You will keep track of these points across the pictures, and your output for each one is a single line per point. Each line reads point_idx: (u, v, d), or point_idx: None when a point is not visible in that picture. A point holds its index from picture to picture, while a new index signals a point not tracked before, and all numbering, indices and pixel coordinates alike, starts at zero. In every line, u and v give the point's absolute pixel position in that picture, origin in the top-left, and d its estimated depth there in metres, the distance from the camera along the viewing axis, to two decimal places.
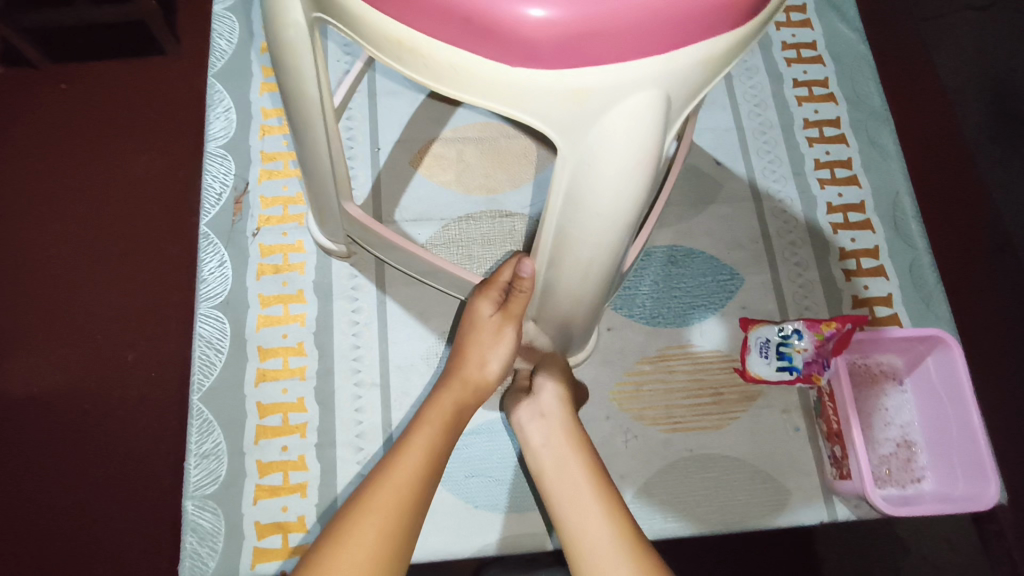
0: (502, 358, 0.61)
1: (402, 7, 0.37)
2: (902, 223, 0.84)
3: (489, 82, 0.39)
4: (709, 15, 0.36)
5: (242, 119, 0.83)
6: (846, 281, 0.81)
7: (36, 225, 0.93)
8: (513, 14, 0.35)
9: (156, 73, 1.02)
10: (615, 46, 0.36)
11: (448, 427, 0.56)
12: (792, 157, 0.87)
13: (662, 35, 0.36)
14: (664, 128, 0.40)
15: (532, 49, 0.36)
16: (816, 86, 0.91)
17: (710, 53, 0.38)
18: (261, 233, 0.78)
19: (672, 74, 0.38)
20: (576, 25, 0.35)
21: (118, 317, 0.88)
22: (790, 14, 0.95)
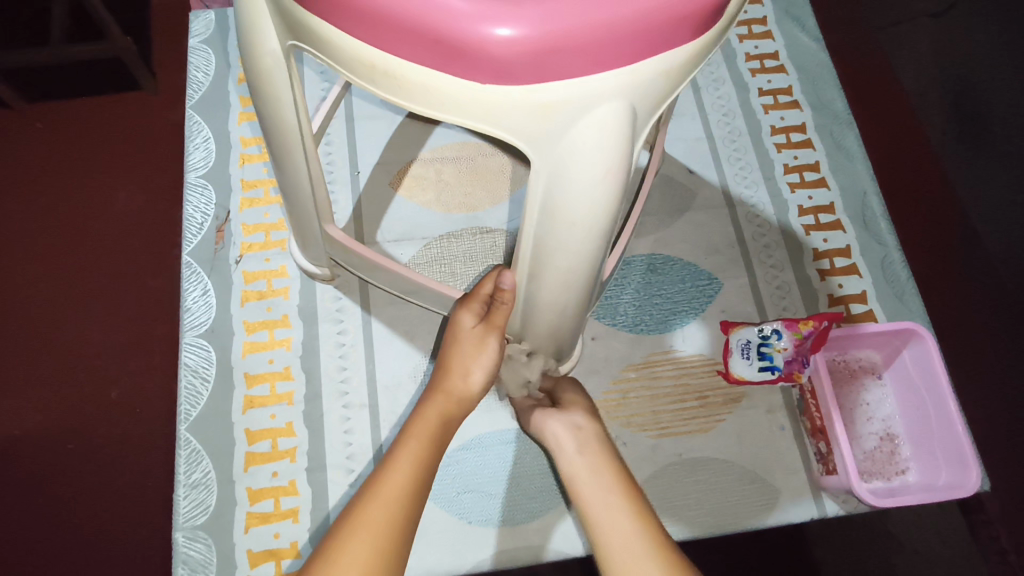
0: (485, 369, 0.61)
1: (375, 32, 0.39)
2: (872, 223, 0.87)
3: (462, 99, 0.40)
4: (666, 29, 0.38)
5: (222, 149, 0.83)
6: (821, 281, 0.83)
7: (15, 264, 0.93)
8: (479, 34, 0.37)
9: (134, 109, 1.03)
10: (579, 61, 0.38)
11: (435, 439, 0.56)
12: (762, 163, 0.89)
13: (623, 48, 0.38)
14: (631, 139, 0.42)
15: (501, 67, 0.38)
16: (780, 94, 0.94)
17: (671, 64, 0.40)
18: (244, 260, 0.78)
19: (634, 86, 0.40)
20: (539, 42, 0.37)
21: (102, 355, 0.87)
22: (752, 27, 0.98)
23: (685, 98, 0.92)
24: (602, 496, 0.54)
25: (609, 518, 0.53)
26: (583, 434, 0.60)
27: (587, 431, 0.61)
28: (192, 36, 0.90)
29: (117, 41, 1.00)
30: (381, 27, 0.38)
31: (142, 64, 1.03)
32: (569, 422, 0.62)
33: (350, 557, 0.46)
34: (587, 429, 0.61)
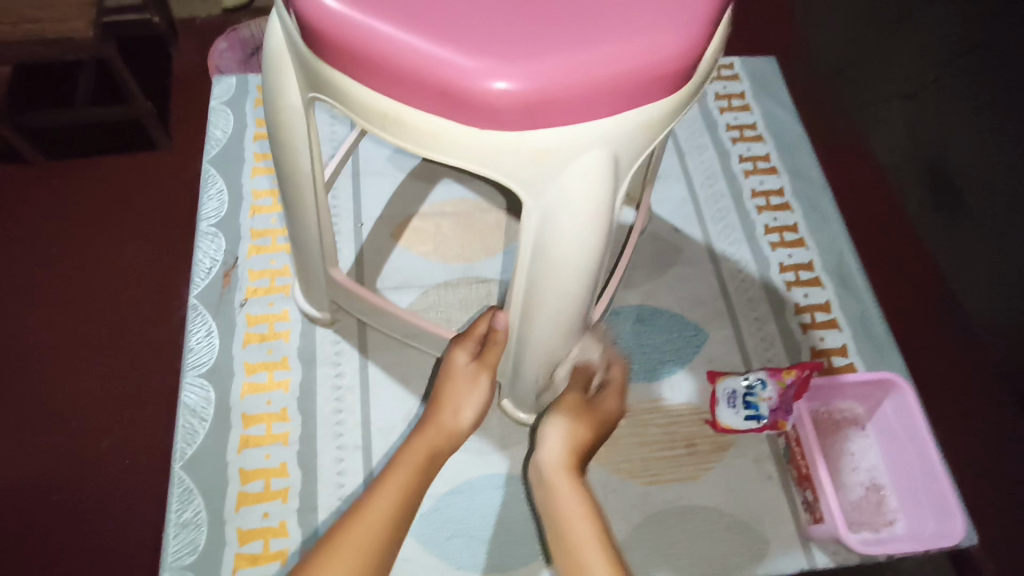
0: (475, 406, 0.64)
1: (388, 83, 0.43)
2: (849, 280, 0.91)
3: (463, 145, 0.45)
4: (646, 86, 0.43)
5: (234, 200, 0.88)
6: (803, 333, 0.86)
7: (26, 309, 0.96)
8: (481, 88, 0.41)
9: (151, 166, 1.09)
10: (569, 111, 0.43)
11: (422, 470, 0.59)
12: (744, 223, 0.95)
13: (608, 100, 0.43)
14: (614, 185, 0.47)
15: (500, 115, 0.42)
16: (759, 161, 1.01)
17: (650, 116, 0.45)
18: (249, 304, 0.81)
19: (617, 136, 0.45)
20: (534, 94, 0.41)
21: (101, 402, 0.89)
22: (731, 100, 1.06)
23: (671, 163, 0.99)
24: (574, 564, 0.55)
25: None
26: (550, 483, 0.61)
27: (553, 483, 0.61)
28: (214, 98, 0.97)
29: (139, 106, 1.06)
30: (393, 80, 0.43)
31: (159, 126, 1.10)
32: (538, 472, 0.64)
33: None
34: (552, 478, 0.61)
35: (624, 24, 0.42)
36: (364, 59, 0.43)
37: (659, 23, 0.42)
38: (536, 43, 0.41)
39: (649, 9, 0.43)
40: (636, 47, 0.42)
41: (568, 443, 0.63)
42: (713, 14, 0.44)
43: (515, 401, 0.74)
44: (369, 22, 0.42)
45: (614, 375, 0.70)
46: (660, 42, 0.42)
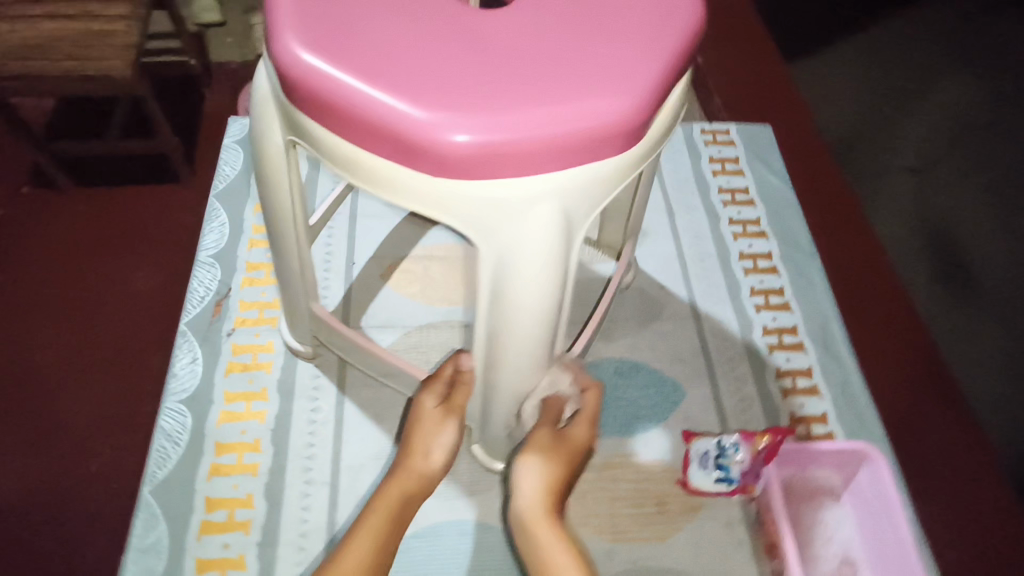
0: (444, 448, 0.65)
1: (356, 131, 0.46)
2: (833, 347, 0.91)
3: (423, 194, 0.47)
4: (597, 144, 0.46)
5: (234, 233, 0.92)
6: (783, 398, 0.86)
7: (30, 327, 0.99)
8: (438, 139, 0.43)
9: (167, 198, 1.14)
10: (522, 164, 0.45)
11: (393, 524, 0.61)
12: (729, 284, 0.96)
13: (560, 155, 0.45)
14: (567, 237, 0.49)
15: (457, 166, 0.45)
16: (749, 224, 1.02)
17: (601, 172, 0.48)
18: (236, 333, 0.84)
19: (568, 190, 0.47)
20: (489, 147, 0.44)
21: (88, 424, 0.91)
22: (724, 164, 1.09)
23: (661, 222, 1.01)
24: None
25: None
26: (527, 532, 0.60)
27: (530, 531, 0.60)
28: (229, 137, 1.02)
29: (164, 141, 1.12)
30: (359, 129, 0.46)
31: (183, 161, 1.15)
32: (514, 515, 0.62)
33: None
34: (529, 527, 0.60)
35: (577, 85, 0.45)
36: (333, 109, 0.45)
37: (611, 85, 0.45)
38: (494, 100, 0.44)
39: (602, 72, 0.46)
40: (587, 107, 0.44)
41: (544, 484, 0.61)
42: (664, 79, 0.47)
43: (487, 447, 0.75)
44: (339, 76, 0.44)
45: (590, 404, 0.67)
46: (611, 102, 0.45)
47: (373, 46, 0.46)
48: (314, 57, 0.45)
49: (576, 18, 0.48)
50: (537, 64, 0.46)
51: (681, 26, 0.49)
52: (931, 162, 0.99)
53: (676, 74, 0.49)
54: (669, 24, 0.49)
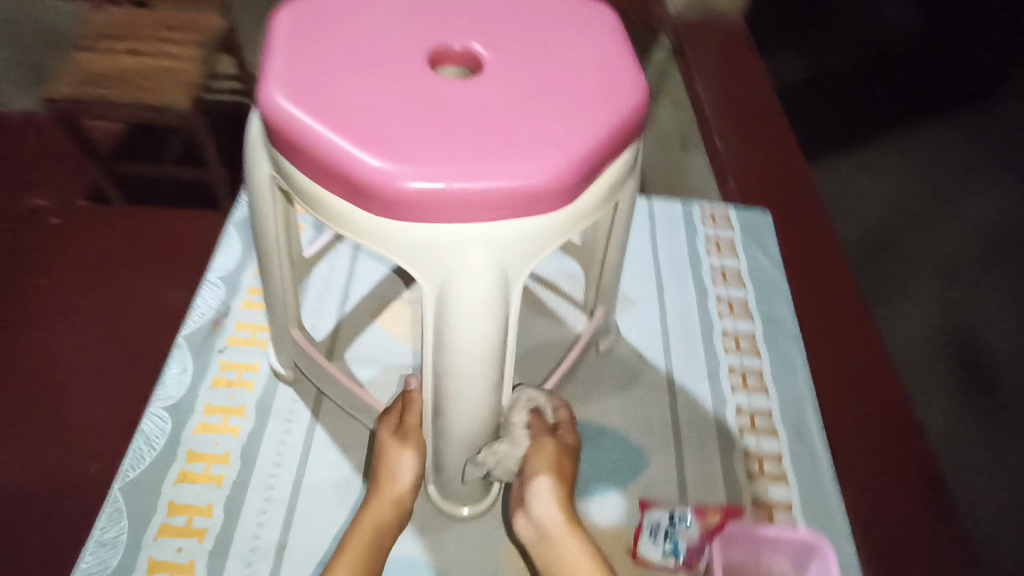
0: (409, 469, 0.69)
1: (320, 172, 0.52)
2: (806, 437, 0.90)
3: (374, 230, 0.52)
4: (532, 200, 0.51)
5: (244, 258, 0.99)
6: (748, 481, 0.85)
7: None
8: (387, 182, 0.49)
9: None
10: (462, 212, 0.50)
11: (370, 554, 0.66)
12: (709, 360, 0.97)
13: (496, 206, 0.50)
14: (502, 283, 0.53)
15: (402, 207, 0.50)
16: (736, 304, 1.04)
17: (538, 226, 0.53)
18: (227, 350, 0.89)
19: (504, 238, 0.52)
20: (432, 194, 0.49)
21: None
22: (719, 245, 1.13)
23: (649, 294, 1.04)
24: None
25: None
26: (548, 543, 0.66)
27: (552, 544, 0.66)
28: None
29: None
30: (323, 171, 0.52)
31: None
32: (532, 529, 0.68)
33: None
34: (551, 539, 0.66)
35: (516, 148, 0.51)
36: (303, 150, 0.51)
37: (546, 151, 0.51)
38: (441, 153, 0.50)
39: (540, 140, 0.52)
40: (524, 166, 0.50)
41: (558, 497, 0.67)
42: (597, 150, 0.53)
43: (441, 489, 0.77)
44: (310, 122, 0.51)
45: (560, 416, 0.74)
46: (544, 165, 0.50)
47: (342, 99, 0.52)
48: (291, 104, 0.52)
49: (524, 93, 0.55)
50: (482, 127, 0.52)
51: (619, 105, 0.55)
52: None
53: (611, 148, 0.55)
54: (608, 104, 0.55)
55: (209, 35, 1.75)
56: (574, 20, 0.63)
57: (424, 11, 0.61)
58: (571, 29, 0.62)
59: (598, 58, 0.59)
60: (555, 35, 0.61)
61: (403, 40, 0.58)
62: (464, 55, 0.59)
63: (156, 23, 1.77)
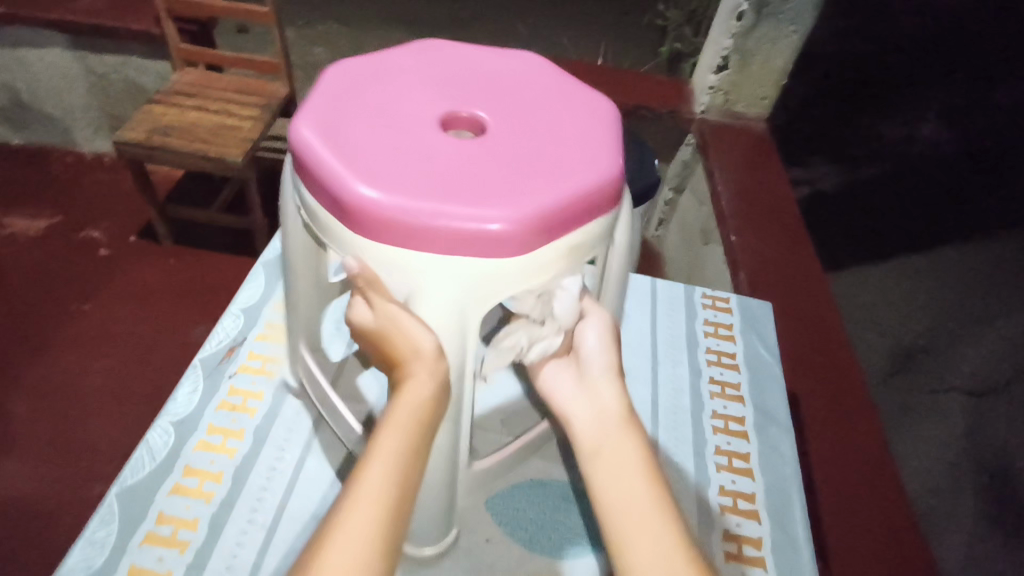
0: (428, 341, 0.61)
1: (316, 189, 0.63)
2: (789, 528, 0.89)
3: (352, 240, 0.62)
4: (481, 246, 0.60)
5: (265, 294, 1.07)
6: (726, 562, 0.85)
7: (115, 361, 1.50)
8: (364, 205, 0.59)
9: None
10: (423, 242, 0.60)
11: (417, 427, 0.58)
12: (696, 437, 0.99)
13: (450, 241, 0.59)
14: (454, 306, 0.63)
15: (371, 228, 0.60)
16: (729, 386, 1.07)
17: (489, 269, 0.62)
18: (236, 376, 0.95)
19: (462, 266, 0.61)
20: (398, 223, 0.59)
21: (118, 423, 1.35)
22: (718, 328, 1.16)
23: (644, 368, 1.08)
24: (616, 461, 0.63)
25: (619, 481, 0.61)
26: (590, 393, 0.70)
27: (594, 393, 0.69)
28: None
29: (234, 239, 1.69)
30: (319, 188, 0.63)
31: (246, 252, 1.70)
32: (576, 383, 0.72)
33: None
34: (595, 389, 0.70)
35: (480, 196, 0.60)
36: (307, 169, 0.63)
37: (507, 203, 0.60)
38: (414, 191, 0.60)
39: (503, 193, 0.61)
40: (479, 213, 0.59)
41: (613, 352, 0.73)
42: (552, 214, 0.61)
43: (419, 539, 0.79)
44: (314, 146, 0.62)
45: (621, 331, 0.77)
46: (500, 212, 0.59)
47: (349, 135, 0.64)
48: (307, 131, 0.64)
49: (504, 153, 0.65)
50: (459, 175, 0.62)
51: (586, 176, 0.64)
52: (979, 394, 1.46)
53: (570, 215, 0.63)
54: (576, 173, 0.64)
55: (273, 101, 2.02)
56: (574, 101, 0.73)
57: (445, 80, 0.73)
58: (567, 108, 0.72)
59: (585, 135, 0.68)
60: (561, 109, 0.71)
61: (418, 99, 0.69)
62: (466, 117, 0.69)
63: (231, 88, 2.06)
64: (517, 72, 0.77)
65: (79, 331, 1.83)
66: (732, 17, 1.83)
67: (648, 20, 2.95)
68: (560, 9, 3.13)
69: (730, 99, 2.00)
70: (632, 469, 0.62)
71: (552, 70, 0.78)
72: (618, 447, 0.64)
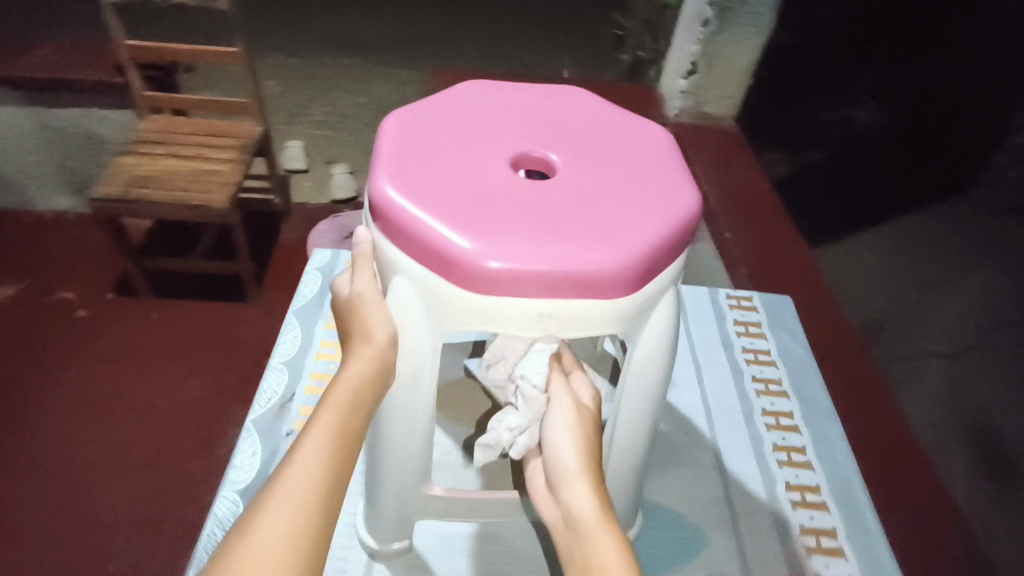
0: (387, 320, 0.65)
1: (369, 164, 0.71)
2: (857, 512, 0.93)
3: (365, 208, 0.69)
4: (435, 259, 0.61)
5: (304, 344, 1.04)
6: (808, 556, 0.88)
7: (149, 425, 1.59)
8: (375, 185, 0.64)
9: (228, 338, 1.81)
10: (400, 238, 0.63)
11: (355, 404, 0.60)
12: (753, 437, 1.02)
13: (416, 243, 0.62)
14: (411, 314, 0.64)
15: (369, 204, 0.65)
16: (771, 383, 1.10)
17: (444, 290, 0.62)
18: (293, 434, 0.92)
19: (429, 277, 0.63)
20: (386, 207, 0.63)
21: (171, 474, 1.50)
22: (748, 327, 1.20)
23: (689, 375, 1.10)
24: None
25: None
26: (570, 506, 0.66)
27: (575, 504, 0.66)
28: (313, 262, 1.19)
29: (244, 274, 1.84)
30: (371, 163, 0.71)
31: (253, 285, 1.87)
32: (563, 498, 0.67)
33: (268, 528, 0.48)
34: (573, 499, 0.66)
35: (474, 221, 0.62)
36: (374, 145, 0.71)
37: (494, 238, 0.61)
38: (413, 192, 0.63)
39: (495, 227, 0.61)
40: (446, 228, 0.61)
41: (586, 451, 0.69)
42: (523, 259, 0.60)
43: (377, 534, 0.83)
44: (386, 131, 0.71)
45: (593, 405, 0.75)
46: (477, 246, 0.60)
47: (415, 142, 0.70)
48: (392, 122, 0.72)
49: (545, 194, 0.66)
50: (472, 200, 0.64)
51: (597, 254, 0.61)
52: (960, 350, 1.30)
53: (544, 279, 0.60)
54: (589, 246, 0.61)
55: (249, 141, 1.94)
56: (661, 178, 0.71)
57: (540, 125, 0.76)
58: (644, 178, 0.70)
59: (640, 219, 0.65)
60: (631, 187, 0.69)
61: (507, 137, 0.73)
62: (537, 159, 0.72)
63: (201, 130, 1.96)
64: (630, 134, 0.77)
65: (59, 401, 1.63)
66: (696, 24, 1.97)
67: (605, 31, 3.09)
68: (500, 24, 3.18)
69: (699, 102, 2.14)
70: None
71: (672, 148, 0.76)
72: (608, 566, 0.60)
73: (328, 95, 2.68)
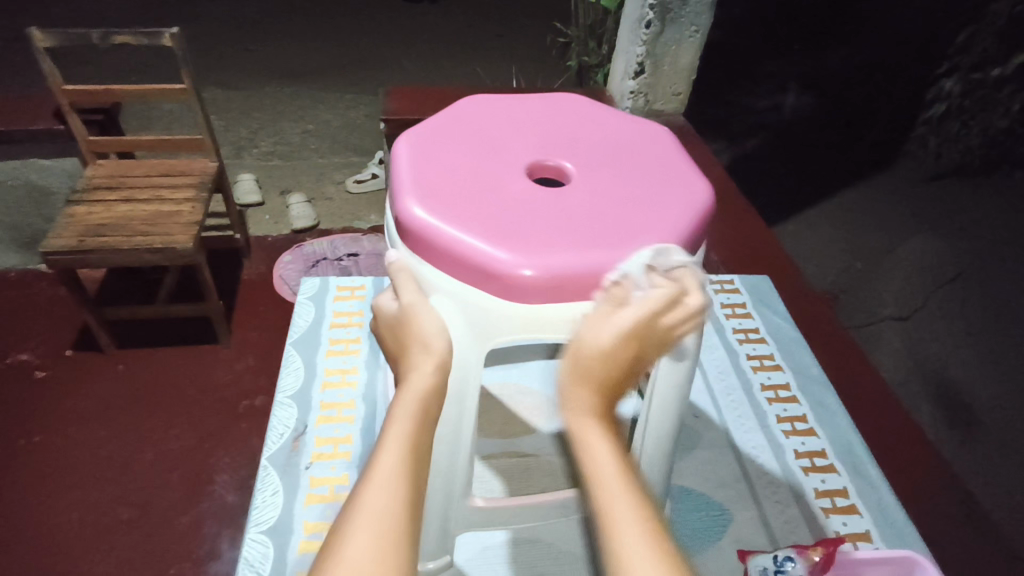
0: (440, 326, 0.65)
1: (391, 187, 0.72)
2: (862, 468, 0.98)
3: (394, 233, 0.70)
4: (478, 275, 0.64)
5: (308, 376, 1.06)
6: (826, 517, 0.92)
7: (129, 478, 1.50)
8: (407, 207, 0.66)
9: (203, 379, 1.72)
10: (439, 259, 0.65)
11: (421, 419, 0.58)
12: (757, 412, 1.06)
13: (459, 261, 0.64)
14: (456, 331, 0.67)
15: (401, 226, 0.67)
16: (765, 359, 1.16)
17: (488, 303, 0.65)
18: (313, 466, 0.93)
19: (474, 292, 0.66)
20: (421, 230, 0.65)
21: (159, 526, 1.41)
22: (734, 309, 1.26)
23: None
24: (598, 454, 0.54)
25: (610, 495, 0.50)
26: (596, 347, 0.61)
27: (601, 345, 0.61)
28: (302, 293, 1.21)
29: (211, 310, 1.73)
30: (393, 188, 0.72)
31: (224, 325, 1.77)
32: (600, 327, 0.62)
33: (357, 542, 0.47)
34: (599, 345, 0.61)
35: (510, 235, 0.64)
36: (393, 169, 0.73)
37: (532, 250, 0.63)
38: (447, 210, 0.65)
39: (530, 238, 0.64)
40: (486, 242, 0.63)
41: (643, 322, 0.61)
42: (564, 265, 0.63)
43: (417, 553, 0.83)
44: (403, 155, 0.72)
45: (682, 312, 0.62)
46: (517, 259, 0.62)
47: (435, 160, 0.71)
48: (406, 144, 0.74)
49: (569, 200, 0.69)
50: (503, 213, 0.66)
51: (628, 256, 0.64)
52: None
53: (586, 282, 0.64)
54: (620, 249, 0.64)
55: (205, 177, 1.89)
56: (672, 179, 0.74)
57: (552, 134, 0.78)
58: (656, 180, 0.73)
59: (662, 216, 0.68)
60: (646, 186, 0.72)
61: (521, 147, 0.75)
62: (553, 167, 0.74)
63: (155, 172, 1.90)
64: (636, 137, 0.80)
65: (28, 472, 1.50)
66: (640, 26, 1.93)
67: (549, 41, 3.17)
68: (439, 41, 3.21)
69: (650, 100, 2.14)
70: (616, 485, 0.51)
71: (676, 146, 0.80)
72: (600, 456, 0.54)
73: (273, 126, 2.63)
